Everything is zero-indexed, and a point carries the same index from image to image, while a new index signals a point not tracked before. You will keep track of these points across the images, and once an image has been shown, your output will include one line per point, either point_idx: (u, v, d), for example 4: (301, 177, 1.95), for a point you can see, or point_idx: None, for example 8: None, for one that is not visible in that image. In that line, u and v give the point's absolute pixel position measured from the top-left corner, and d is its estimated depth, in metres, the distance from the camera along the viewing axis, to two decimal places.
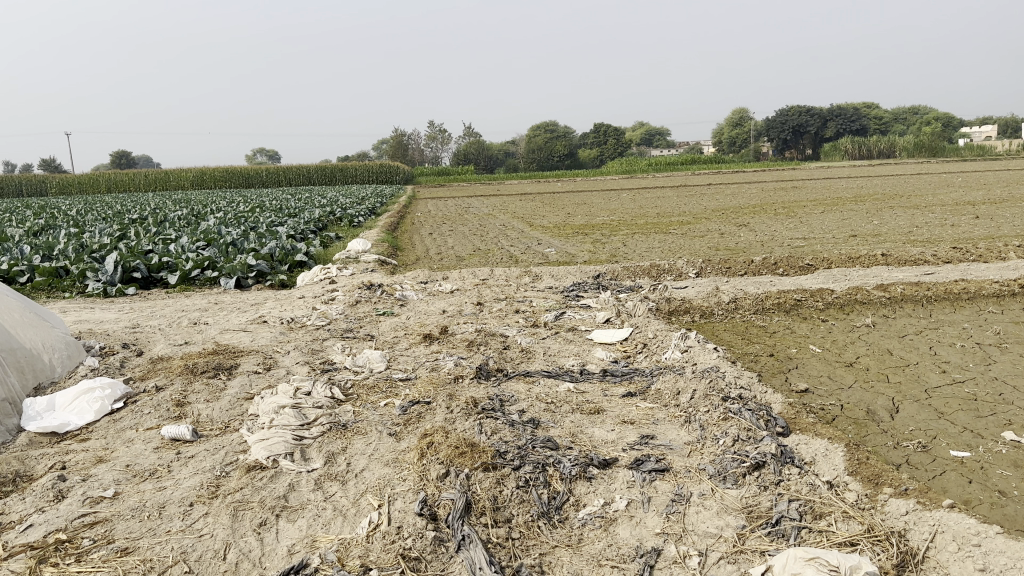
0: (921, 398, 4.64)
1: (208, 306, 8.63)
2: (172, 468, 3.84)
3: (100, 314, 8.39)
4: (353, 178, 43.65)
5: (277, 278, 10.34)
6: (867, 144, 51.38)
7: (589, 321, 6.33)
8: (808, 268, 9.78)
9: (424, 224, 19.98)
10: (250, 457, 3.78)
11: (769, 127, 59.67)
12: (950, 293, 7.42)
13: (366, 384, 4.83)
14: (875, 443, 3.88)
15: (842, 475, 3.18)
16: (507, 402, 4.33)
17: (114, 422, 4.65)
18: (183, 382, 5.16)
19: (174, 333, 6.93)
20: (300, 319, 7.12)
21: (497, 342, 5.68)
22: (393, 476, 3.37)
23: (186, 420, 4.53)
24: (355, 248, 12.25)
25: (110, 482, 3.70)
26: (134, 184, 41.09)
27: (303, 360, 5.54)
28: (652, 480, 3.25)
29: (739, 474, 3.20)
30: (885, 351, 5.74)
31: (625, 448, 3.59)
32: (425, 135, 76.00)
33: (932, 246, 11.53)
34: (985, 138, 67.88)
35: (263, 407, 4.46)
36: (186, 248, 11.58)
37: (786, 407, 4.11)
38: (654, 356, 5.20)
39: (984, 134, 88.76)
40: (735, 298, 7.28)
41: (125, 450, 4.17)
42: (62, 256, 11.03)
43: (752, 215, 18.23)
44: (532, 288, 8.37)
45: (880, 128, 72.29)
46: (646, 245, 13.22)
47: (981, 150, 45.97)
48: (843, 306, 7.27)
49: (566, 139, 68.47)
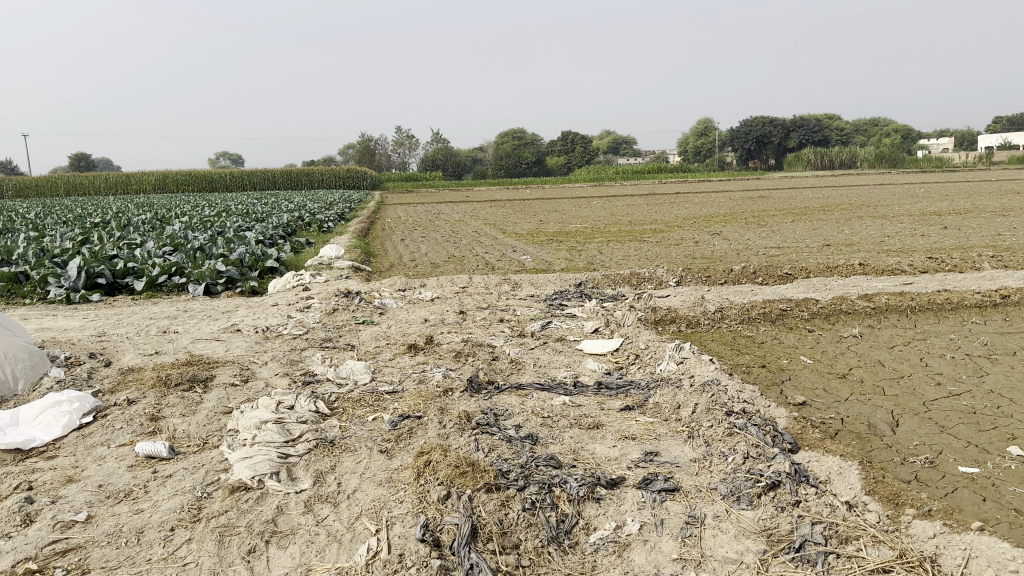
0: (921, 411, 4.57)
1: (177, 314, 8.32)
2: (149, 489, 3.61)
3: (63, 322, 8.05)
4: (320, 182, 43.12)
5: (249, 284, 10.07)
6: (829, 154, 52.18)
7: (578, 331, 6.19)
8: (787, 278, 9.77)
9: (395, 230, 19.73)
10: (233, 477, 3.56)
11: (735, 137, 60.35)
12: (934, 304, 7.43)
13: (352, 397, 4.63)
14: (882, 459, 3.78)
15: (860, 495, 3.08)
16: (501, 417, 4.16)
17: (83, 438, 4.38)
18: (156, 395, 4.91)
19: (143, 342, 6.64)
20: (276, 328, 6.87)
21: (485, 352, 5.50)
22: (389, 498, 3.18)
23: (161, 436, 4.28)
24: (328, 254, 11.99)
25: (82, 505, 3.45)
26: (94, 186, 40.17)
27: (283, 372, 5.31)
28: (662, 501, 3.11)
29: (753, 494, 3.08)
30: (877, 363, 5.68)
31: (631, 466, 3.45)
32: (392, 140, 75.55)
33: (907, 255, 11.61)
34: (940, 152, 69.53)
35: (244, 422, 4.23)
36: (152, 253, 11.23)
37: (791, 421, 4.00)
38: (648, 368, 5.07)
39: (941, 146, 90.81)
40: (721, 307, 7.19)
41: (96, 468, 3.92)
42: (21, 261, 10.61)
43: (723, 223, 18.30)
44: (514, 296, 8.22)
45: (842, 138, 73.61)
46: (622, 253, 13.15)
47: (939, 161, 46.99)
48: (829, 316, 7.22)
49: (535, 146, 68.56)
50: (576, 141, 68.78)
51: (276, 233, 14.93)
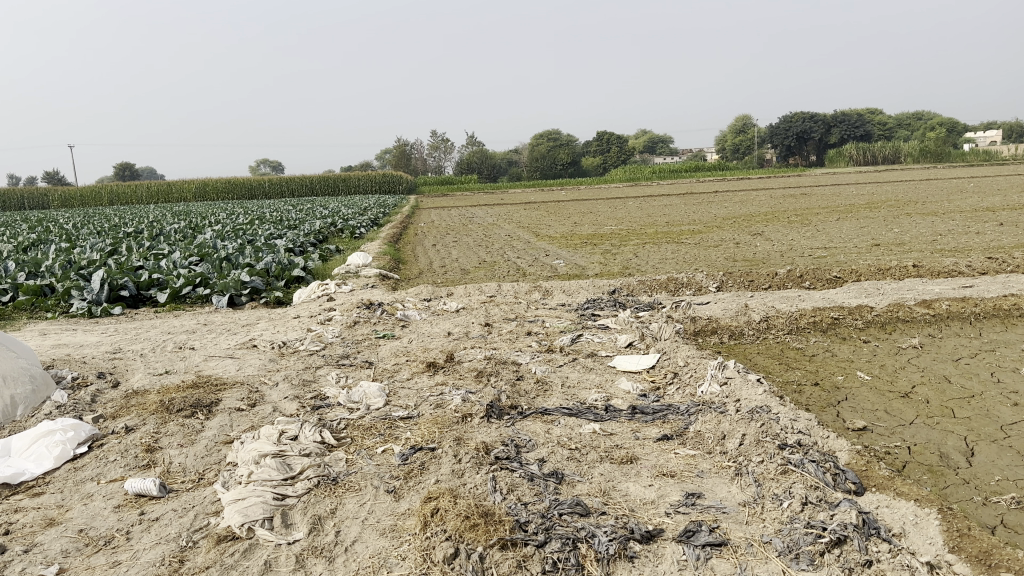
0: (999, 438, 4.04)
1: (196, 327, 8.07)
2: (132, 535, 3.25)
3: (81, 337, 7.80)
4: (356, 187, 43.13)
5: (273, 295, 9.80)
6: (872, 150, 50.67)
7: (610, 346, 5.74)
8: (836, 282, 9.19)
9: (427, 235, 19.47)
10: (223, 523, 3.20)
11: (773, 133, 59.09)
12: (1000, 310, 6.82)
13: (362, 425, 4.23)
14: (961, 499, 3.29)
15: (943, 553, 2.60)
16: (524, 449, 3.73)
17: (76, 471, 4.05)
18: (156, 422, 4.56)
19: (156, 360, 6.34)
20: (292, 343, 6.52)
21: (509, 371, 5.07)
22: (391, 553, 2.78)
23: (155, 471, 3.94)
24: (356, 262, 11.68)
25: (56, 555, 3.10)
26: (136, 196, 40.68)
27: (293, 395, 4.94)
28: (707, 559, 2.66)
29: (815, 552, 2.63)
30: (943, 378, 5.14)
31: (670, 512, 3.00)
32: (427, 144, 75.72)
33: (964, 255, 10.91)
34: (982, 143, 67.60)
35: (243, 456, 3.86)
36: (178, 263, 11.02)
37: (854, 454, 3.51)
38: (688, 390, 4.60)
39: (989, 139, 88.19)
40: (767, 317, 6.68)
41: (80, 509, 3.57)
42: (47, 274, 10.45)
43: (765, 223, 17.63)
44: (544, 305, 7.79)
45: (885, 133, 71.89)
46: (660, 256, 12.63)
47: (987, 155, 45.48)
48: (885, 325, 6.66)
49: (570, 147, 67.92)
50: (612, 140, 68.05)
51: (307, 240, 14.73)
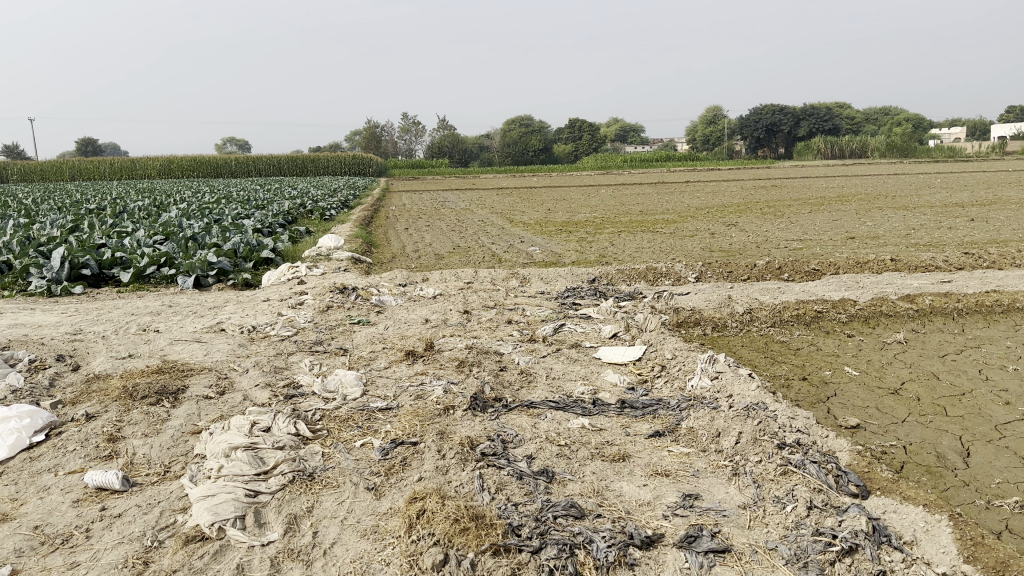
0: (994, 438, 3.95)
1: (162, 309, 7.75)
2: (92, 533, 3.02)
3: (40, 317, 7.44)
4: (325, 168, 42.49)
5: (242, 277, 9.49)
6: (840, 144, 51.13)
7: (594, 336, 5.58)
8: (815, 274, 9.13)
9: (399, 218, 19.16)
10: (190, 522, 2.98)
11: (744, 125, 59.42)
12: (983, 306, 6.78)
13: (338, 417, 4.03)
14: (964, 503, 3.19)
15: (958, 564, 2.50)
16: (510, 445, 3.56)
17: (31, 461, 3.77)
18: (119, 410, 4.30)
19: (118, 343, 6.03)
20: (263, 328, 6.27)
21: (492, 361, 4.89)
22: (374, 558, 2.60)
23: (117, 463, 3.69)
24: (327, 245, 11.38)
25: (8, 555, 2.86)
26: (99, 171, 39.67)
27: (264, 383, 4.70)
28: (711, 567, 2.52)
29: (824, 562, 2.51)
30: (930, 375, 5.06)
31: (670, 515, 2.85)
32: (398, 125, 74.94)
33: (940, 250, 10.93)
34: (945, 140, 68.80)
35: (212, 448, 3.64)
36: (142, 242, 10.62)
37: (855, 455, 3.39)
38: (677, 384, 4.46)
39: (953, 135, 89.72)
40: (751, 309, 6.57)
41: (35, 504, 3.32)
42: (4, 250, 10.02)
43: (739, 214, 17.62)
44: (523, 293, 7.61)
45: (854, 128, 72.77)
46: (636, 245, 12.51)
47: (951, 151, 46.24)
48: (868, 319, 6.59)
49: (543, 133, 67.69)
50: (584, 128, 67.85)
51: (275, 221, 14.34)
